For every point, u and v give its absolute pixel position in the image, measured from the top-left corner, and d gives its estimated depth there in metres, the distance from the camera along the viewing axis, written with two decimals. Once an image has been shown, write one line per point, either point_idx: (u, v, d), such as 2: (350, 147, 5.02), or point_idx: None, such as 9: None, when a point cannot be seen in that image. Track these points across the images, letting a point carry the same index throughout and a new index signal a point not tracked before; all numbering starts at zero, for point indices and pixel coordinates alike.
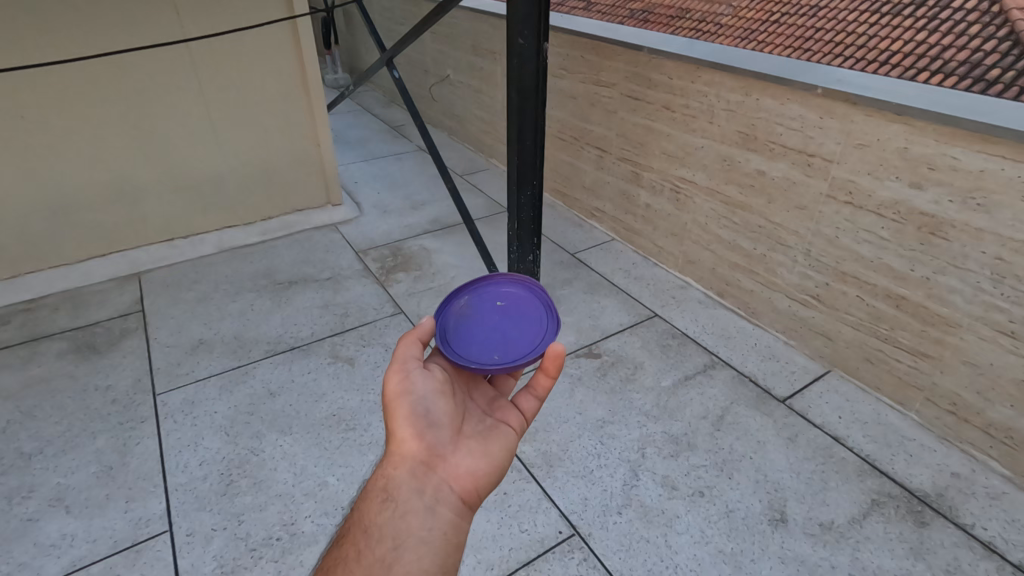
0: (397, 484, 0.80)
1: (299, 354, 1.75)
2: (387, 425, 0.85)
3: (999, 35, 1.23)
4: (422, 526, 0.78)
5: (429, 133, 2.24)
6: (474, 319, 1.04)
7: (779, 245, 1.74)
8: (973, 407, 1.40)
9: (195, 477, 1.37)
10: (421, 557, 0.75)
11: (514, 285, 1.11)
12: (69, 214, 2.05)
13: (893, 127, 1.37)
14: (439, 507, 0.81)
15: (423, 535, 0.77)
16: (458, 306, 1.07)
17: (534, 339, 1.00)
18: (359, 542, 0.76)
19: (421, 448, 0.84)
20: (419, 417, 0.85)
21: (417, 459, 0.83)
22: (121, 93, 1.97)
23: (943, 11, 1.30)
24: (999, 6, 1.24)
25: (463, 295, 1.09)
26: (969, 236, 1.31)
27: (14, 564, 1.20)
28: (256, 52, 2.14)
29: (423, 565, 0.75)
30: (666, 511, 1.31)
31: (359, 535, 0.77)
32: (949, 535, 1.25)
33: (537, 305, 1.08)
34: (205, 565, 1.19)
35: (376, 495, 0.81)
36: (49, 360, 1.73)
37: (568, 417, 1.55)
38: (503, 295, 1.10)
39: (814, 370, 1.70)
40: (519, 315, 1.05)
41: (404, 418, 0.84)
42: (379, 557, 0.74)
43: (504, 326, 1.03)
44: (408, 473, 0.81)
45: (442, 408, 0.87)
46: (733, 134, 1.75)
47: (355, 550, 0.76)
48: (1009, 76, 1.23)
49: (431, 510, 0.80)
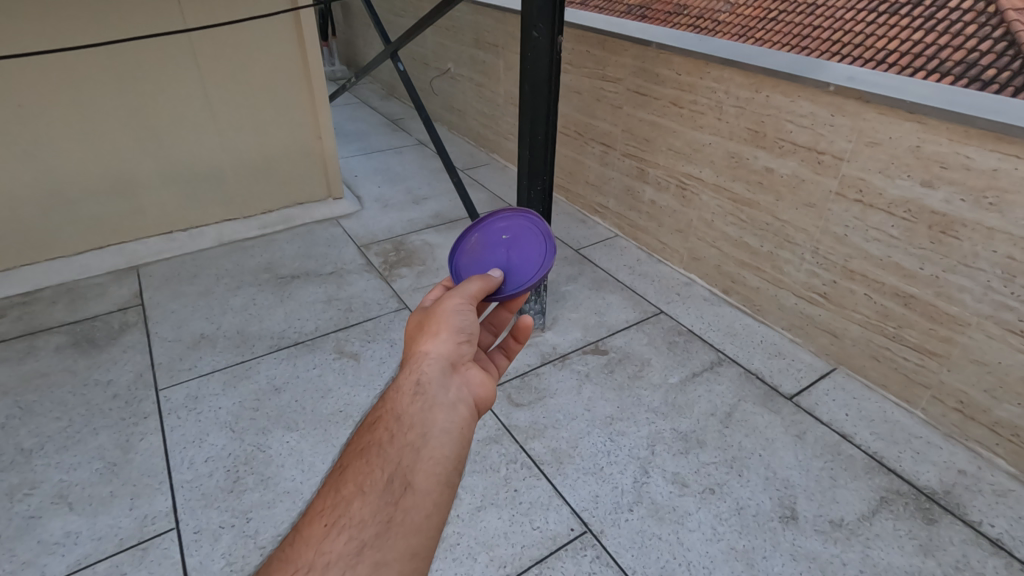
0: (430, 380, 0.74)
1: (304, 349, 1.73)
2: (425, 329, 0.79)
3: (995, 35, 1.21)
4: (449, 415, 0.71)
5: (432, 125, 2.16)
6: (482, 256, 1.06)
7: (786, 242, 1.74)
8: (979, 405, 1.41)
9: (201, 474, 1.35)
10: (448, 445, 0.69)
11: (515, 217, 1.11)
12: (65, 205, 2.01)
13: (907, 126, 1.37)
14: (464, 404, 0.74)
15: (449, 428, 0.71)
16: (468, 244, 1.10)
17: (528, 272, 1.02)
18: (390, 425, 0.68)
19: (455, 353, 0.78)
20: (456, 326, 0.80)
21: (450, 362, 0.77)
22: (118, 76, 1.92)
23: (941, 10, 1.27)
24: (995, 6, 1.21)
25: (473, 233, 1.12)
26: (980, 236, 1.32)
27: (18, 563, 1.17)
28: (258, 41, 2.10)
29: (451, 455, 0.69)
30: (678, 508, 1.31)
31: (389, 419, 0.69)
32: (958, 532, 1.26)
33: (538, 236, 1.08)
34: (214, 563, 1.18)
35: (406, 386, 0.72)
36: (47, 355, 1.69)
37: (576, 414, 1.55)
38: (506, 228, 1.10)
39: (820, 368, 1.71)
40: (521, 248, 1.07)
41: (440, 323, 0.79)
42: (409, 440, 0.67)
43: (506, 261, 1.04)
44: (440, 372, 0.75)
45: (476, 326, 0.82)
46: (741, 131, 1.74)
47: (386, 433, 0.68)
48: (1005, 76, 1.24)
49: (458, 407, 0.73)
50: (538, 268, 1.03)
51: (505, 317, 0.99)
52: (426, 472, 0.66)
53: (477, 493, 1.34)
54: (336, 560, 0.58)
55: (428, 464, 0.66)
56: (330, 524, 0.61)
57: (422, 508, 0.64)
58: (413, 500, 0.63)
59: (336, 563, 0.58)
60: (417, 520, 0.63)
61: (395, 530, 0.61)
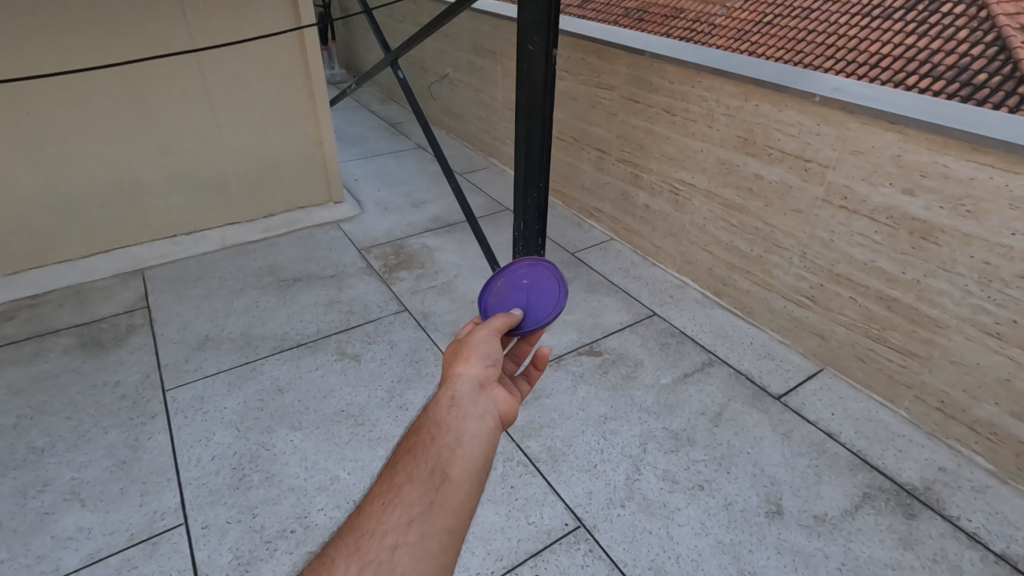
0: (463, 395, 0.74)
1: (306, 351, 1.78)
2: (456, 355, 0.81)
3: (987, 40, 1.26)
4: (479, 420, 0.72)
5: (432, 131, 2.20)
6: (505, 298, 1.11)
7: (775, 247, 1.79)
8: (958, 404, 1.47)
9: (207, 471, 1.40)
10: (481, 446, 0.70)
11: (535, 266, 1.16)
12: (72, 211, 2.06)
13: (888, 136, 1.42)
14: (494, 413, 0.74)
15: (482, 436, 0.71)
16: (494, 288, 1.15)
17: (544, 311, 1.05)
18: (431, 428, 0.70)
19: (484, 374, 0.79)
20: (484, 353, 0.82)
21: (480, 381, 0.78)
22: (128, 88, 1.97)
23: (932, 15, 1.34)
24: (986, 10, 1.27)
25: (499, 278, 1.17)
26: (958, 241, 1.37)
27: (32, 557, 1.22)
28: (265, 58, 2.18)
29: (485, 455, 0.69)
30: (668, 503, 1.37)
31: (430, 424, 0.70)
32: (937, 526, 1.32)
33: (556, 281, 1.12)
34: (221, 557, 1.22)
35: (443, 399, 0.74)
36: (56, 356, 1.74)
37: (571, 414, 1.60)
38: (527, 275, 1.15)
39: (807, 369, 1.76)
40: (540, 292, 1.11)
41: (469, 350, 0.82)
42: (447, 440, 0.68)
43: (525, 303, 1.08)
44: (472, 389, 0.76)
45: (502, 356, 0.84)
46: (732, 139, 1.79)
47: (428, 434, 0.69)
48: (996, 80, 1.30)
49: (488, 416, 0.73)
50: (552, 308, 1.06)
51: (526, 349, 1.01)
52: (462, 466, 0.66)
53: None
54: (389, 531, 0.59)
55: (463, 465, 0.66)
56: (387, 501, 0.62)
57: (460, 497, 0.64)
58: (452, 489, 0.64)
59: (391, 531, 0.60)
60: (454, 506, 0.63)
61: (437, 512, 0.62)
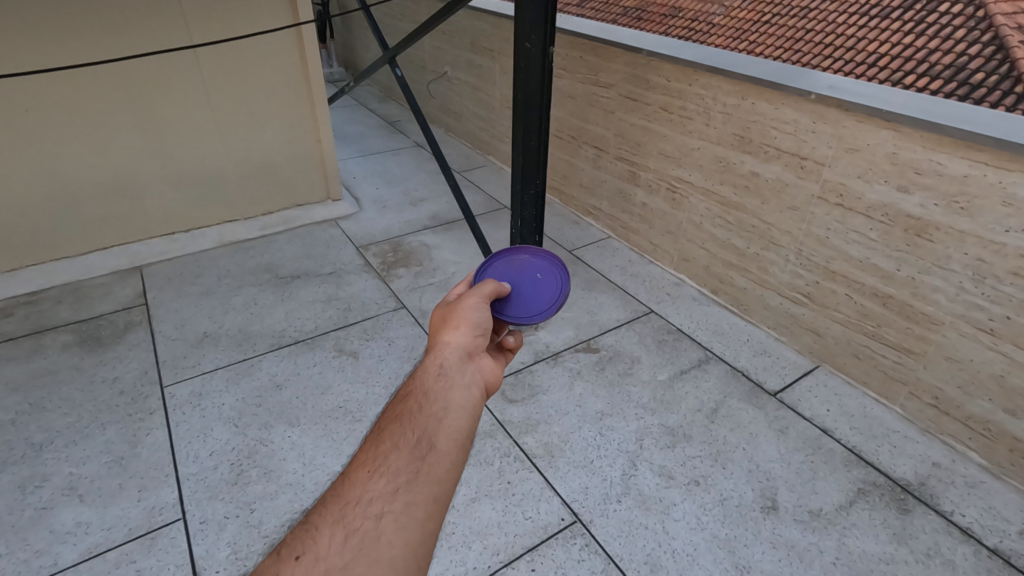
0: (450, 364, 0.74)
1: (304, 347, 1.79)
2: (442, 323, 0.81)
3: (984, 39, 1.28)
4: (466, 390, 0.72)
5: (429, 129, 2.17)
6: (509, 272, 1.08)
7: (771, 244, 1.80)
8: (953, 401, 1.48)
9: (206, 467, 1.41)
10: (467, 415, 0.70)
11: (556, 270, 1.10)
12: (71, 206, 2.05)
13: (882, 134, 1.43)
14: (480, 383, 0.75)
15: (466, 405, 0.71)
16: (515, 257, 1.12)
17: (522, 313, 1.00)
18: (418, 397, 0.70)
19: (470, 341, 0.79)
20: (472, 321, 0.81)
21: (466, 349, 0.77)
22: (124, 82, 1.96)
23: (930, 15, 1.36)
24: (984, 10, 1.28)
25: (524, 252, 1.13)
26: (952, 238, 1.38)
27: (31, 551, 1.22)
28: (262, 51, 2.16)
29: (471, 425, 0.70)
30: (664, 498, 1.37)
31: (417, 393, 0.71)
32: (930, 521, 1.33)
33: (553, 300, 1.05)
34: (219, 551, 1.23)
35: (430, 367, 0.74)
36: (54, 353, 1.74)
37: (568, 410, 1.60)
38: (544, 272, 1.10)
39: (803, 366, 1.77)
40: (536, 294, 1.05)
41: (458, 318, 0.81)
42: (434, 410, 0.69)
43: (519, 289, 1.04)
44: (459, 358, 0.76)
45: (490, 323, 0.84)
46: (728, 137, 1.80)
47: (415, 403, 0.69)
48: (993, 79, 1.30)
49: (474, 386, 0.74)
50: (528, 316, 1.01)
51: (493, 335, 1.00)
52: (448, 435, 0.67)
53: (472, 485, 1.40)
54: (375, 500, 0.61)
55: (448, 435, 0.67)
56: (372, 471, 0.63)
57: (445, 466, 0.65)
58: (438, 458, 0.65)
59: (376, 500, 0.61)
60: (440, 476, 0.64)
61: (422, 481, 0.63)
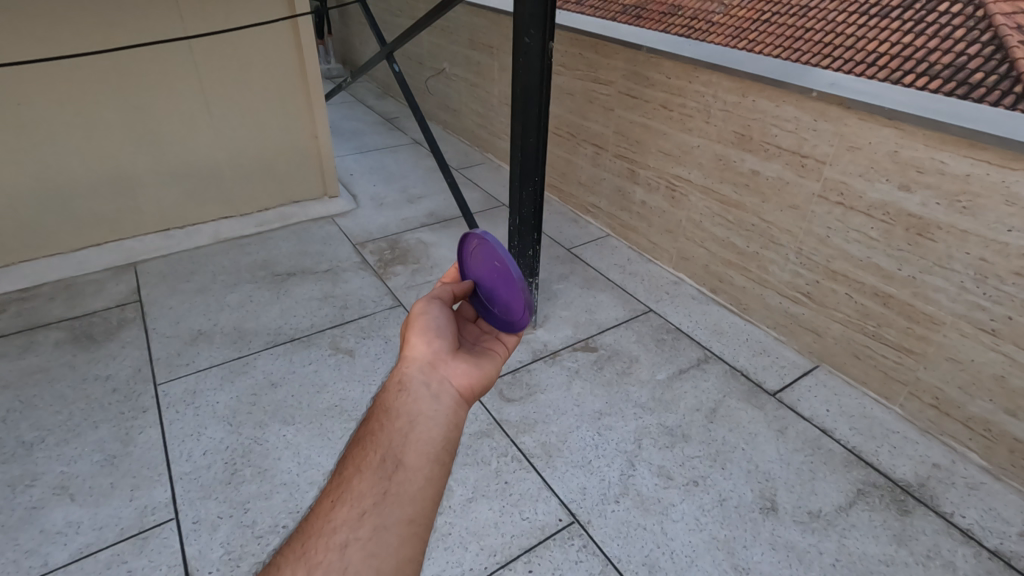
0: (410, 378, 0.78)
1: (300, 346, 1.77)
2: (402, 340, 0.85)
3: (983, 39, 1.27)
4: (430, 401, 0.76)
5: (429, 129, 2.11)
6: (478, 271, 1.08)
7: (772, 243, 1.79)
8: (952, 401, 1.47)
9: (199, 466, 1.39)
10: (436, 426, 0.74)
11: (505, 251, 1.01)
12: (63, 203, 2.03)
13: (884, 131, 1.42)
14: (447, 390, 0.79)
15: (431, 414, 0.75)
16: (471, 246, 1.08)
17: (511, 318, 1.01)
18: (381, 417, 0.75)
19: (430, 351, 0.82)
20: (427, 328, 0.85)
21: (426, 359, 0.81)
22: (113, 84, 1.95)
23: (930, 14, 1.35)
24: (982, 10, 1.27)
25: (474, 238, 1.06)
26: (954, 238, 1.37)
27: (21, 551, 1.20)
28: (254, 49, 2.14)
29: (439, 436, 0.74)
30: (662, 499, 1.36)
31: (380, 413, 0.75)
32: (930, 522, 1.32)
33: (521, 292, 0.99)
34: (213, 552, 1.21)
35: (392, 384, 0.78)
36: (46, 350, 1.72)
37: (565, 410, 1.59)
38: (499, 255, 1.02)
39: (802, 365, 1.76)
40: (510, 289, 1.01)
41: (414, 330, 0.85)
42: (397, 427, 0.73)
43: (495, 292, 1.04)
44: (419, 370, 0.80)
45: (449, 325, 0.87)
46: (729, 134, 1.79)
47: (379, 423, 0.74)
48: (992, 79, 1.28)
49: (441, 396, 0.78)
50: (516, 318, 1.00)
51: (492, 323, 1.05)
52: (415, 451, 0.71)
53: (470, 485, 1.38)
54: (339, 528, 0.64)
55: (412, 450, 0.71)
56: (335, 500, 0.67)
57: (416, 482, 0.69)
58: (405, 476, 0.69)
59: (340, 530, 0.64)
60: (411, 493, 0.68)
61: (390, 502, 0.67)
